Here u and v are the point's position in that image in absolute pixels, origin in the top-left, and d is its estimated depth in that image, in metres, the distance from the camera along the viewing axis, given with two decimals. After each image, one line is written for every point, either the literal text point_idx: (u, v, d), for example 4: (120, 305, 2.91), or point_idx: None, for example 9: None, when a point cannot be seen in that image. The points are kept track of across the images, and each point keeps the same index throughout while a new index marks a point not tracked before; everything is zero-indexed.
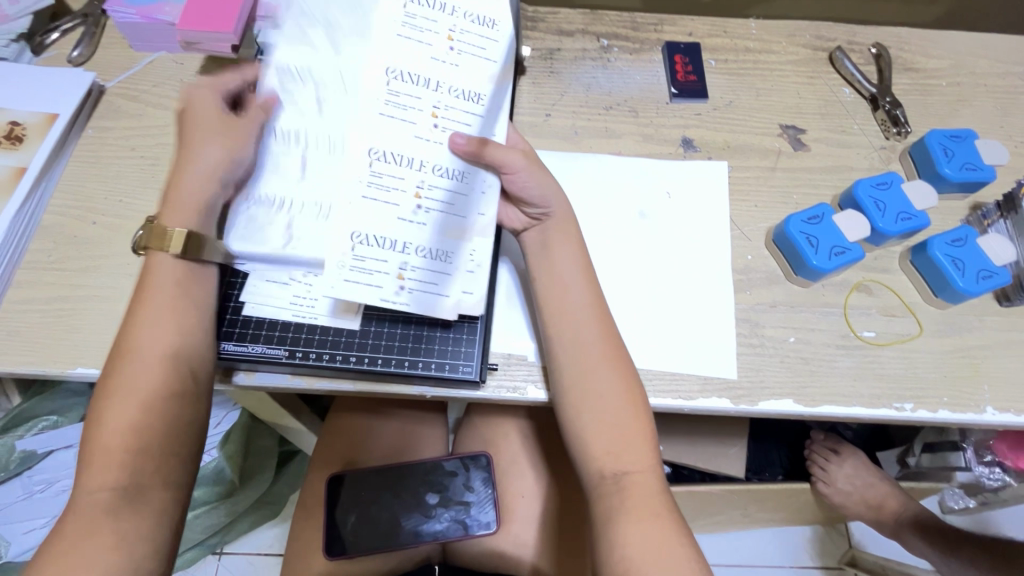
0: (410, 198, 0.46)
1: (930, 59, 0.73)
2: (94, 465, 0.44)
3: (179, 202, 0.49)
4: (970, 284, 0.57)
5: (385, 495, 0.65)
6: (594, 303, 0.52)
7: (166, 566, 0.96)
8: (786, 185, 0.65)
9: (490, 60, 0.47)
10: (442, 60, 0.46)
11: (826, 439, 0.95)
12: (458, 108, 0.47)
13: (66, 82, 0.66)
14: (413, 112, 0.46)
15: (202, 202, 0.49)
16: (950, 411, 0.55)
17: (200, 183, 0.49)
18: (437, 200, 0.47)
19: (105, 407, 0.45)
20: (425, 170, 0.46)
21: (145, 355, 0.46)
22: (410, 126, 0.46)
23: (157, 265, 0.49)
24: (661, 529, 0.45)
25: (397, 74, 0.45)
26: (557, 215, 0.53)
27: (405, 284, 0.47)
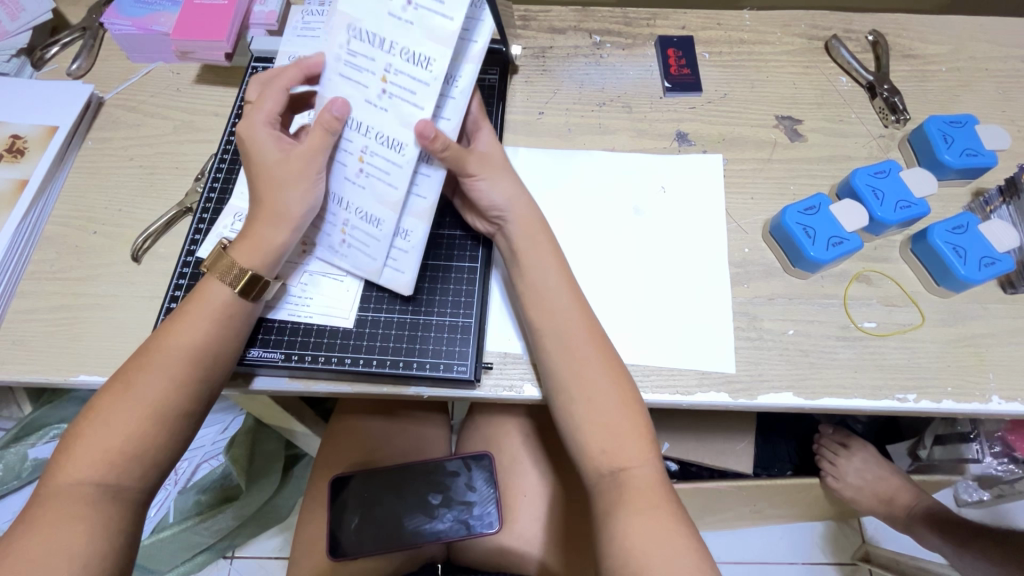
0: (356, 161, 0.47)
1: (928, 45, 0.72)
2: (77, 459, 0.43)
3: (258, 244, 0.49)
4: (972, 272, 0.55)
5: (388, 496, 0.65)
6: (577, 304, 0.51)
7: (178, 570, 0.96)
8: (783, 176, 0.64)
9: (447, 17, 0.41)
10: (397, 17, 0.42)
11: (834, 433, 0.94)
12: (406, 74, 0.43)
13: (67, 94, 0.67)
14: (367, 75, 0.44)
15: (274, 246, 0.49)
16: (955, 401, 0.54)
17: (275, 228, 0.48)
18: (379, 167, 0.46)
19: (105, 406, 0.45)
20: (370, 136, 0.46)
21: (168, 363, 0.46)
22: (362, 89, 0.45)
23: (212, 290, 0.49)
24: (660, 520, 0.44)
25: (357, 32, 0.44)
26: (520, 223, 0.53)
27: (348, 241, 0.52)
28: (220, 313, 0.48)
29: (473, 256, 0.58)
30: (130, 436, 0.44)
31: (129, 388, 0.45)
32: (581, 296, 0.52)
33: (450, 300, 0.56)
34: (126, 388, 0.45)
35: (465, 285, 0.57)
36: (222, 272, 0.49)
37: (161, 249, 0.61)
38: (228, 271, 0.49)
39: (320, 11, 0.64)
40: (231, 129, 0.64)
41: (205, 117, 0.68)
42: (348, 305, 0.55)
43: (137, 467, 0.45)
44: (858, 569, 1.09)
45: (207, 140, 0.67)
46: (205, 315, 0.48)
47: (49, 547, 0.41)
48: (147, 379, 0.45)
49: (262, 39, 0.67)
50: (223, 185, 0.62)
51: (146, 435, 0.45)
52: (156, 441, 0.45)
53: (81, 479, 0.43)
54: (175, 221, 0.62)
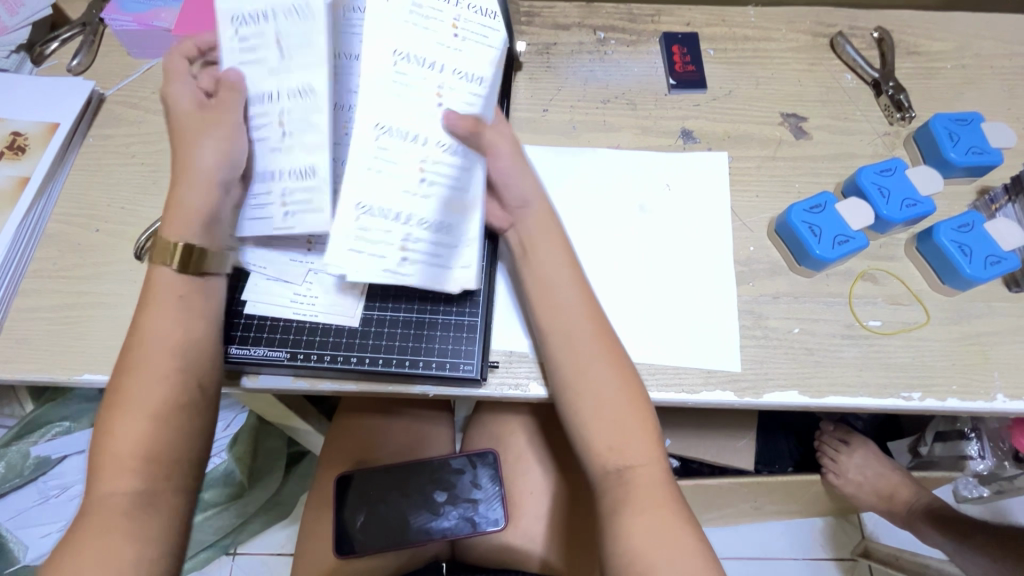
0: (415, 171, 0.49)
1: (933, 42, 0.71)
2: (102, 469, 0.44)
3: (181, 209, 0.47)
4: (978, 270, 0.56)
5: (393, 494, 0.65)
6: (586, 302, 0.51)
7: (182, 566, 0.97)
8: (788, 174, 0.64)
9: (491, 42, 0.49)
10: (446, 44, 0.48)
11: (836, 430, 0.94)
12: (460, 89, 0.49)
13: (67, 91, 0.66)
14: (419, 91, 0.48)
15: (199, 210, 0.47)
16: (960, 400, 0.54)
17: (199, 191, 0.47)
18: (438, 174, 0.49)
19: (111, 415, 0.45)
20: (428, 146, 0.49)
21: (153, 361, 0.46)
22: (415, 104, 0.48)
23: (159, 276, 0.47)
24: (667, 519, 0.44)
25: (403, 56, 0.48)
26: (532, 224, 0.52)
27: (410, 257, 0.49)
28: (179, 298, 0.47)
29: (479, 254, 0.58)
30: (143, 440, 0.44)
31: (125, 393, 0.45)
32: (591, 296, 0.52)
33: (455, 297, 0.56)
34: (123, 393, 0.45)
35: (471, 283, 0.56)
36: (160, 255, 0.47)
37: None
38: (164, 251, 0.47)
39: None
40: None
41: None
42: (352, 302, 0.55)
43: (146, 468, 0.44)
44: (858, 565, 1.10)
45: None
46: (171, 305, 0.47)
47: (90, 555, 0.41)
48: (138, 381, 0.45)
49: None
50: None
51: (158, 437, 0.45)
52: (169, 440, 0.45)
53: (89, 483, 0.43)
54: None
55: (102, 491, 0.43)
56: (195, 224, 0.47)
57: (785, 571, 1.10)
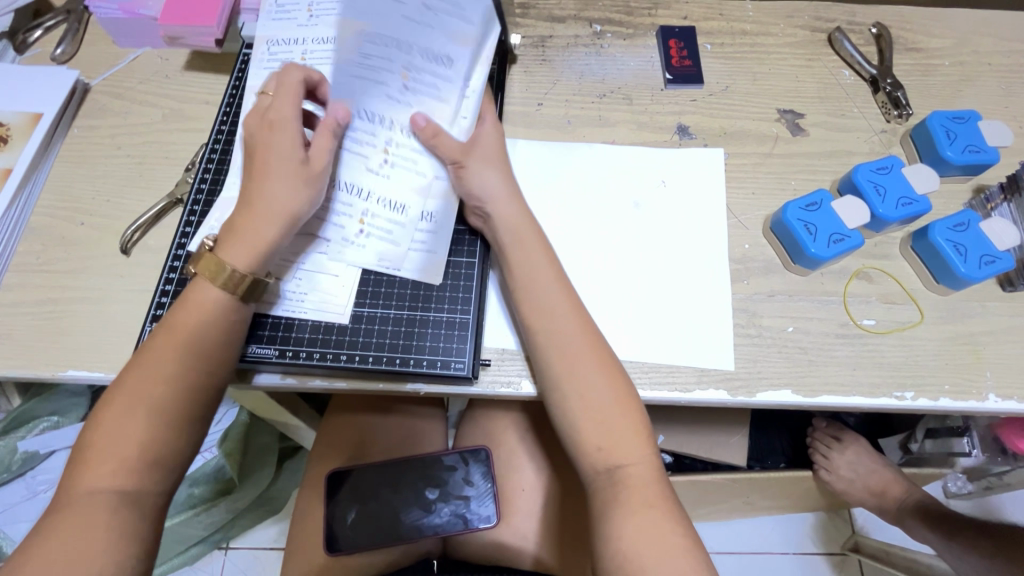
0: (379, 153, 0.52)
1: (931, 38, 0.71)
2: (88, 464, 0.43)
3: (244, 237, 0.47)
4: (973, 270, 0.55)
5: (384, 491, 0.65)
6: (570, 300, 0.51)
7: (172, 562, 0.96)
8: (784, 171, 0.64)
9: (464, 24, 0.51)
10: (413, 21, 0.49)
11: (828, 427, 0.95)
12: (428, 71, 0.51)
13: (50, 80, 0.65)
14: (386, 73, 0.50)
15: (270, 244, 0.48)
16: (952, 399, 0.54)
17: (271, 224, 0.47)
18: (404, 158, 0.53)
19: (109, 415, 0.44)
20: (394, 129, 0.52)
21: (163, 361, 0.45)
22: (382, 86, 0.50)
23: (201, 294, 0.47)
24: (658, 520, 0.44)
25: (371, 36, 0.49)
26: (507, 220, 0.53)
27: (366, 232, 0.54)
28: (210, 315, 0.47)
29: (471, 251, 0.57)
30: (140, 441, 0.43)
31: (126, 394, 0.44)
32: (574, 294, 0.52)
33: (446, 296, 0.55)
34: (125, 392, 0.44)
35: (462, 281, 0.56)
36: (211, 275, 0.47)
37: (151, 241, 0.60)
38: (215, 269, 0.47)
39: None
40: (223, 118, 0.63)
41: (195, 106, 0.66)
42: (344, 299, 0.54)
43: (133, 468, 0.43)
44: (848, 560, 1.11)
45: (197, 129, 0.65)
46: (196, 315, 0.47)
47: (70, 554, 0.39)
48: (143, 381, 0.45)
49: (252, 24, 0.63)
50: (214, 177, 0.60)
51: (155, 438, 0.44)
52: (164, 440, 0.44)
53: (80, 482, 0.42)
54: (166, 213, 0.61)
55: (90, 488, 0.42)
56: (259, 256, 0.48)
57: (775, 566, 1.10)
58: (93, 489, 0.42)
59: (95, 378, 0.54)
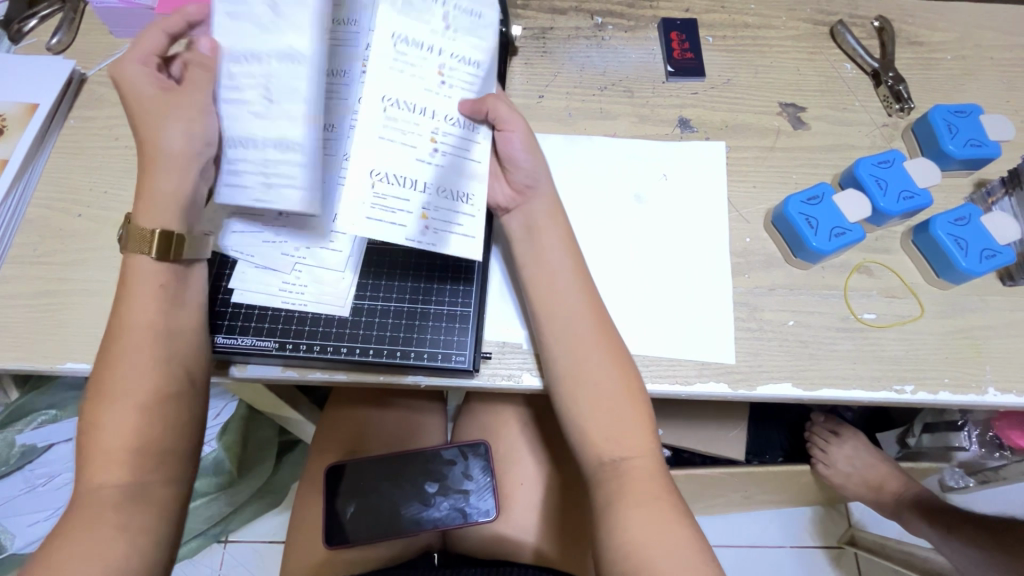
0: (427, 142, 0.44)
1: (934, 32, 0.70)
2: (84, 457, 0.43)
3: (152, 199, 0.45)
4: (973, 264, 0.55)
5: (384, 485, 0.65)
6: (584, 291, 0.50)
7: (171, 555, 0.96)
8: (785, 165, 0.63)
9: (478, 14, 0.44)
10: (436, 9, 0.43)
11: (826, 421, 0.95)
12: (459, 70, 0.44)
13: (46, 71, 0.64)
14: (303, 7, 0.42)
15: (172, 194, 0.45)
16: (951, 393, 0.54)
17: (169, 174, 0.45)
18: (451, 145, 0.45)
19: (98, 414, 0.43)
20: (437, 118, 0.44)
21: (138, 347, 0.45)
22: (420, 81, 0.44)
23: (137, 271, 0.46)
24: (661, 511, 0.44)
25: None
26: (539, 207, 0.52)
27: (431, 228, 0.45)
28: (162, 288, 0.46)
29: None
30: (135, 428, 0.43)
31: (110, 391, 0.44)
32: (589, 287, 0.51)
33: (448, 288, 0.55)
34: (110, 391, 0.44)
35: (464, 273, 0.56)
36: (137, 244, 0.45)
37: None
38: (146, 239, 0.45)
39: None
40: None
41: None
42: (342, 296, 0.52)
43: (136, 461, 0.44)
44: (844, 553, 1.12)
45: None
46: (153, 292, 0.46)
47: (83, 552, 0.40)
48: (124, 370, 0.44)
49: None
50: None
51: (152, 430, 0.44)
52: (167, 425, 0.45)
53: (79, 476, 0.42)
54: None
55: (91, 486, 0.42)
56: (178, 212, 0.45)
57: (773, 558, 1.11)
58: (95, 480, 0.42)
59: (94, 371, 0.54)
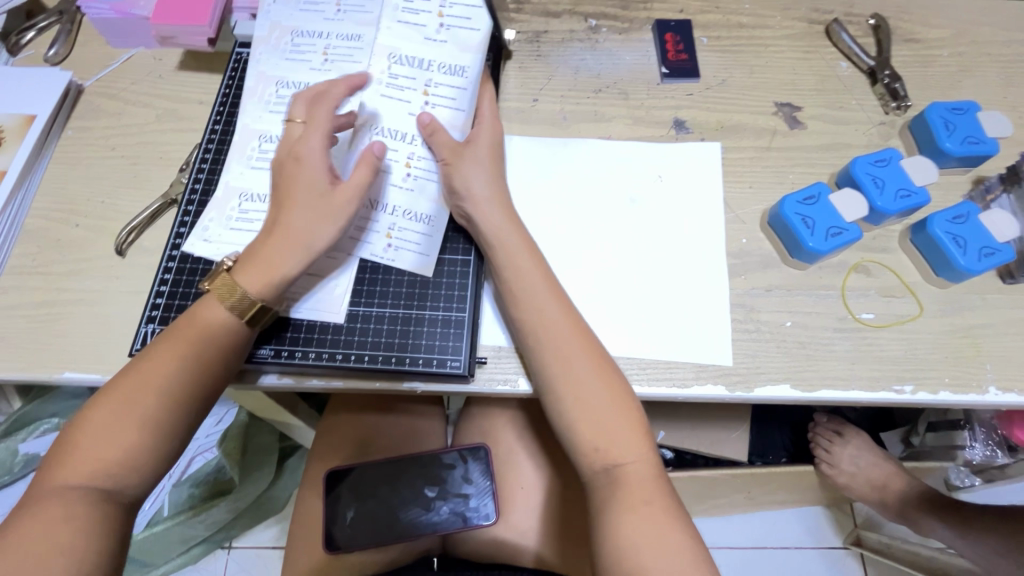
0: (402, 166, 0.54)
1: (930, 29, 0.70)
2: (76, 467, 0.42)
3: (262, 266, 0.47)
4: (972, 262, 0.55)
5: (383, 489, 0.65)
6: (557, 298, 0.51)
7: (173, 561, 0.98)
8: (782, 165, 0.63)
9: (475, 29, 0.55)
10: (432, 38, 0.55)
11: (829, 421, 0.94)
12: (445, 84, 0.55)
13: (43, 82, 0.64)
14: (409, 92, 0.55)
15: (287, 275, 0.48)
16: (952, 392, 0.54)
17: (291, 253, 0.47)
18: (424, 170, 0.55)
19: (97, 416, 0.44)
20: (415, 143, 0.55)
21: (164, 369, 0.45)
22: (406, 104, 0.55)
23: (206, 313, 0.47)
24: (655, 517, 0.44)
25: (397, 58, 0.55)
26: (492, 220, 0.52)
27: (394, 245, 0.55)
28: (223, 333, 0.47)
29: (467, 248, 0.57)
30: (125, 446, 0.43)
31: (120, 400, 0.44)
32: (562, 293, 0.51)
33: (443, 293, 0.55)
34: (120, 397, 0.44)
35: (458, 279, 0.56)
36: (223, 292, 0.48)
37: (146, 242, 0.59)
38: (226, 291, 0.48)
39: (315, 36, 0.58)
40: (217, 117, 0.62)
41: (189, 106, 0.66)
42: (337, 301, 0.54)
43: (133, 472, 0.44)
44: (850, 553, 1.11)
45: (191, 129, 0.65)
46: (207, 332, 0.47)
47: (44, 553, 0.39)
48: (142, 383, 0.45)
49: (246, 24, 0.63)
50: (207, 178, 0.60)
51: (145, 443, 0.44)
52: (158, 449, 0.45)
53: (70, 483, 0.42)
54: (160, 214, 0.61)
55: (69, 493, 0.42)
56: (267, 288, 0.48)
57: (778, 559, 1.10)
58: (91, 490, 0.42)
59: (91, 380, 0.54)
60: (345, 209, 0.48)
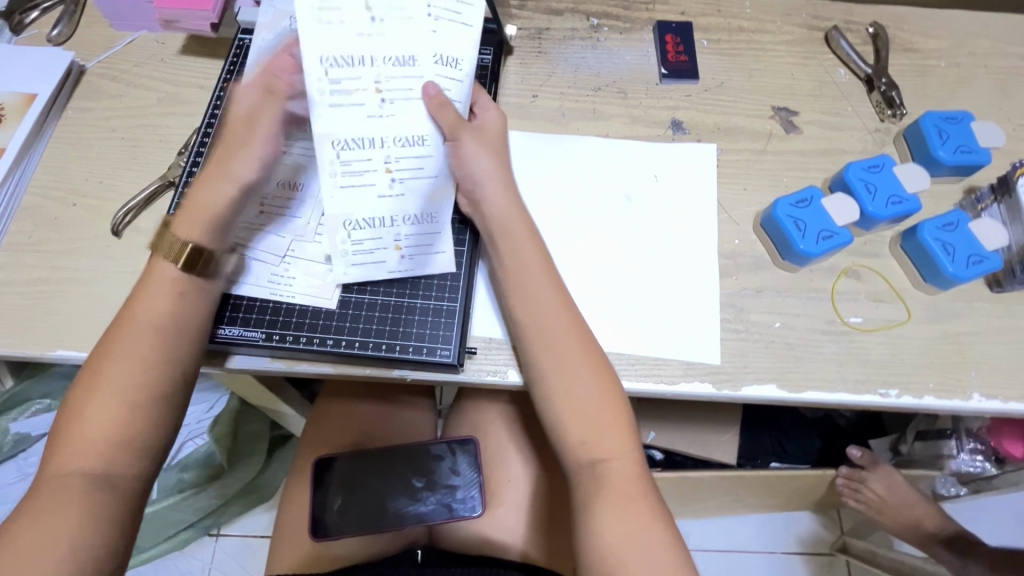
0: (384, 174, 0.50)
1: (929, 39, 0.71)
2: (69, 447, 0.43)
3: (197, 212, 0.48)
4: (960, 269, 0.56)
5: (371, 478, 0.66)
6: (556, 292, 0.51)
7: (160, 546, 0.98)
8: (776, 168, 0.64)
9: (408, 18, 0.46)
10: (366, 33, 0.45)
11: (862, 457, 0.92)
12: (428, 75, 0.48)
13: (46, 61, 0.65)
14: (360, 93, 0.46)
15: (217, 212, 0.49)
16: (936, 398, 0.54)
17: (214, 190, 0.49)
18: (409, 168, 0.50)
19: (84, 398, 0.44)
20: (388, 146, 0.49)
21: (137, 339, 0.46)
22: (361, 107, 0.47)
23: (157, 270, 0.48)
24: (638, 514, 0.44)
25: (332, 61, 0.45)
26: (501, 207, 0.52)
27: (405, 253, 0.53)
28: (176, 291, 0.48)
29: (460, 239, 0.57)
30: (114, 421, 0.44)
31: (99, 376, 0.45)
32: (563, 287, 0.52)
33: (435, 283, 0.55)
34: (101, 372, 0.45)
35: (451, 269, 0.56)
36: (169, 252, 0.48)
37: (143, 224, 0.60)
38: (172, 251, 0.48)
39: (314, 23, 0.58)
40: (217, 102, 0.62)
41: (190, 90, 0.66)
42: (329, 289, 0.54)
43: (130, 454, 0.44)
44: (835, 560, 1.12)
45: (192, 113, 0.65)
46: (166, 294, 0.47)
47: (37, 538, 0.40)
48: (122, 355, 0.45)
49: (248, 11, 0.63)
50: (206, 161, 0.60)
51: (128, 417, 0.44)
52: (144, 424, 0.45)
53: (66, 466, 0.42)
54: (157, 196, 0.61)
55: (58, 470, 0.43)
56: (207, 229, 0.48)
57: (763, 563, 1.11)
58: (87, 474, 0.42)
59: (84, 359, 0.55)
60: (266, 148, 0.50)
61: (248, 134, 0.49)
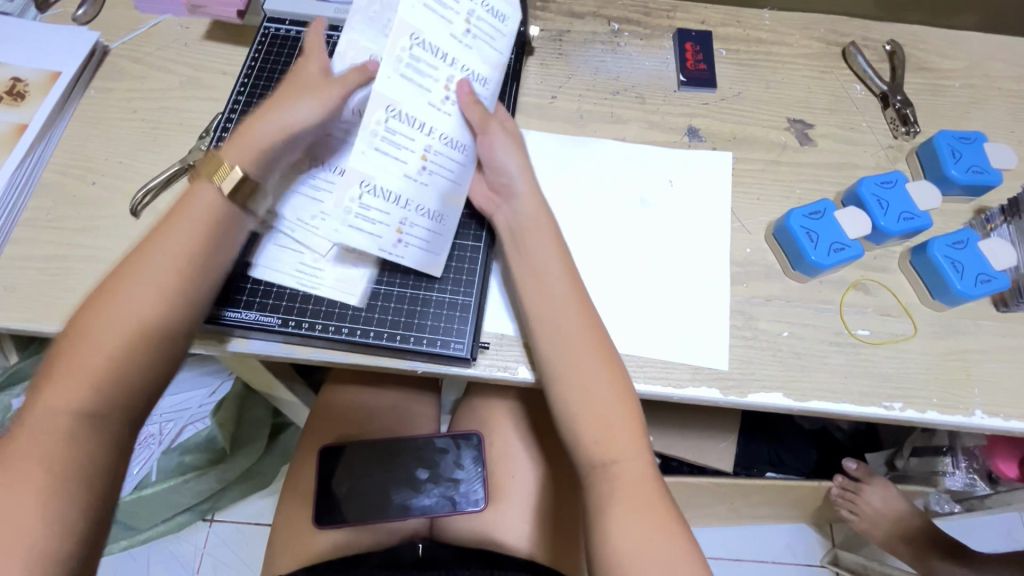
0: (417, 159, 0.49)
1: (945, 60, 0.72)
2: (60, 380, 0.40)
3: (242, 136, 0.47)
4: (968, 287, 0.56)
5: (376, 470, 0.68)
6: (576, 294, 0.51)
7: (157, 528, 0.98)
8: (790, 179, 0.64)
9: (498, 48, 0.51)
10: (457, 38, 0.48)
11: (857, 469, 0.93)
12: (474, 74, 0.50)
13: (70, 40, 0.65)
14: (429, 80, 0.48)
15: (264, 146, 0.48)
16: (939, 413, 0.55)
17: (271, 126, 0.48)
18: (440, 164, 0.51)
19: (89, 324, 0.41)
20: (434, 135, 0.50)
21: (163, 264, 0.43)
22: (424, 93, 0.48)
23: (198, 193, 0.46)
24: (651, 514, 0.45)
25: (419, 41, 0.47)
26: (528, 207, 0.53)
27: (404, 241, 0.52)
28: (206, 225, 0.45)
29: (477, 235, 0.57)
30: (116, 355, 0.41)
31: (110, 299, 0.42)
32: (581, 288, 0.52)
33: (450, 277, 0.56)
34: (112, 295, 0.42)
35: (467, 263, 0.57)
36: (209, 172, 0.46)
37: (161, 205, 0.60)
38: (214, 170, 0.47)
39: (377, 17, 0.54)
40: (240, 88, 0.63)
41: (213, 75, 0.66)
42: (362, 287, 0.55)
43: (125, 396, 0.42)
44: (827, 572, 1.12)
45: (214, 98, 0.65)
46: (189, 223, 0.45)
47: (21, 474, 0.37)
48: (141, 276, 0.43)
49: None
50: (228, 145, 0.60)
51: (135, 351, 0.42)
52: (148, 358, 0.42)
53: (57, 403, 0.40)
54: (176, 178, 0.61)
55: (47, 402, 0.40)
56: (253, 156, 0.47)
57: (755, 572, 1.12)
58: (81, 418, 0.40)
59: None
60: (330, 87, 0.49)
61: (316, 87, 0.49)
